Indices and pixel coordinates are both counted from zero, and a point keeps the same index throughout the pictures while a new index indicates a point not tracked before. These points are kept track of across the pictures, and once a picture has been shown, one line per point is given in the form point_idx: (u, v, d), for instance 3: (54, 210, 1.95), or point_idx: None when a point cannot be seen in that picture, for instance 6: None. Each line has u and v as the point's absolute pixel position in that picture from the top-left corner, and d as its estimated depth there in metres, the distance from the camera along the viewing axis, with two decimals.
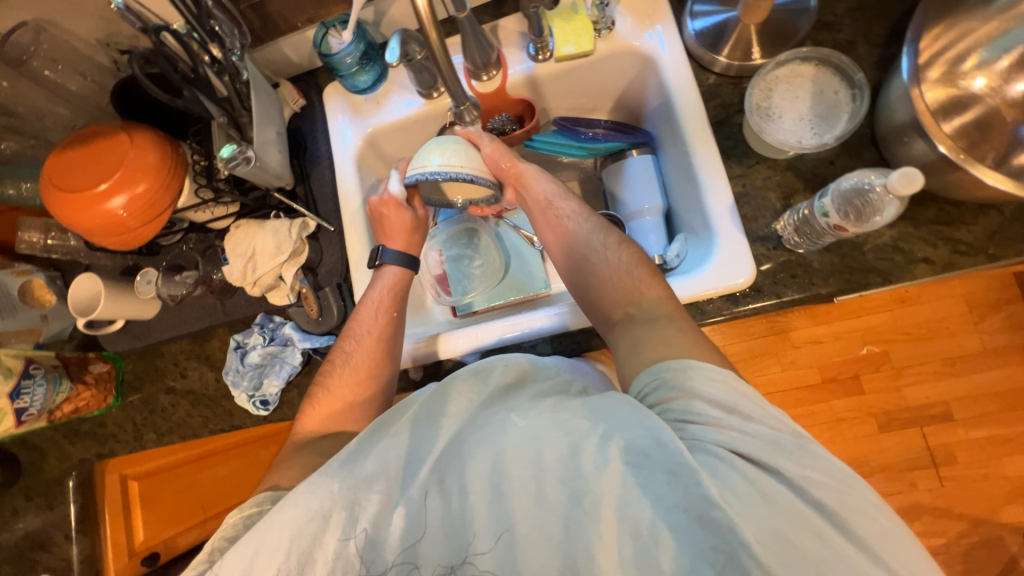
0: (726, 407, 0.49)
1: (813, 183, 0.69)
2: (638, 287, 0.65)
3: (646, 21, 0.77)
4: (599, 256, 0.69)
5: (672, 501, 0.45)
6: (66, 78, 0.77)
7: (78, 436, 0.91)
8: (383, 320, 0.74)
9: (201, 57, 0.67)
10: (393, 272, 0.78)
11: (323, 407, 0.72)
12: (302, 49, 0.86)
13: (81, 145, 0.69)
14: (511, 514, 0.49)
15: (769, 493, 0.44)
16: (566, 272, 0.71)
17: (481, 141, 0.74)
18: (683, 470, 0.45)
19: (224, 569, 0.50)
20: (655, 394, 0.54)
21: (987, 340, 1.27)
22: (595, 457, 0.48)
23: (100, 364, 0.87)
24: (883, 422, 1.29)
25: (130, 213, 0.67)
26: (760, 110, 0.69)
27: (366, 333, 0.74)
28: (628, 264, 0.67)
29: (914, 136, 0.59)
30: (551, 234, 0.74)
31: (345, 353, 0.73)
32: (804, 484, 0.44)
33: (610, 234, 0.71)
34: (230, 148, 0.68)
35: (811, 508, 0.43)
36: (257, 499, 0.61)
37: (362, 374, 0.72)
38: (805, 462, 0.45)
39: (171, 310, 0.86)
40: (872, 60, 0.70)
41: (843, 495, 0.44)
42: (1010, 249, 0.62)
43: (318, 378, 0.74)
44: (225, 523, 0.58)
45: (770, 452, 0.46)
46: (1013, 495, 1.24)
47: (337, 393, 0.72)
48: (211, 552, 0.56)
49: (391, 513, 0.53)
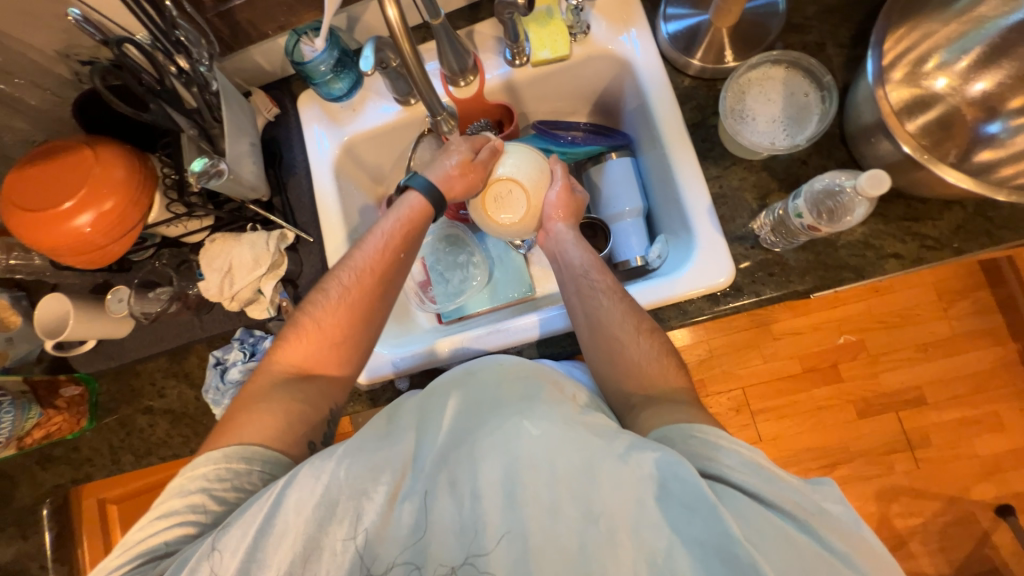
0: (754, 467, 0.49)
1: (788, 183, 0.70)
2: (662, 374, 0.63)
3: (620, 25, 0.77)
4: (628, 339, 0.66)
5: (690, 534, 0.45)
6: (24, 91, 0.73)
7: (51, 461, 0.86)
8: (389, 253, 0.72)
9: (167, 68, 0.64)
10: (414, 200, 0.74)
11: (311, 338, 0.69)
12: (274, 57, 0.84)
13: (45, 160, 0.66)
14: (529, 544, 0.48)
15: (795, 541, 0.45)
16: (587, 343, 0.69)
17: (560, 178, 0.77)
18: (702, 505, 0.45)
19: (228, 544, 0.51)
20: (680, 442, 0.53)
21: (955, 325, 1.32)
22: (611, 475, 0.48)
23: (72, 387, 0.84)
24: (861, 409, 1.33)
25: (97, 230, 0.65)
26: (735, 113, 0.70)
27: (362, 265, 0.71)
28: (657, 352, 0.65)
29: (881, 136, 0.60)
30: (580, 302, 0.71)
31: (337, 282, 0.71)
32: (827, 538, 0.45)
33: (641, 319, 0.67)
34: (202, 162, 0.66)
35: (836, 559, 0.44)
36: (244, 454, 0.60)
37: (354, 310, 0.69)
38: (825, 521, 0.46)
39: (146, 327, 0.83)
40: (839, 62, 0.72)
41: (861, 550, 0.46)
42: (974, 242, 0.65)
43: (304, 309, 0.71)
44: (206, 467, 0.58)
45: (794, 507, 0.47)
46: (984, 473, 1.29)
47: (321, 323, 0.69)
48: (193, 506, 0.56)
49: (396, 508, 0.52)
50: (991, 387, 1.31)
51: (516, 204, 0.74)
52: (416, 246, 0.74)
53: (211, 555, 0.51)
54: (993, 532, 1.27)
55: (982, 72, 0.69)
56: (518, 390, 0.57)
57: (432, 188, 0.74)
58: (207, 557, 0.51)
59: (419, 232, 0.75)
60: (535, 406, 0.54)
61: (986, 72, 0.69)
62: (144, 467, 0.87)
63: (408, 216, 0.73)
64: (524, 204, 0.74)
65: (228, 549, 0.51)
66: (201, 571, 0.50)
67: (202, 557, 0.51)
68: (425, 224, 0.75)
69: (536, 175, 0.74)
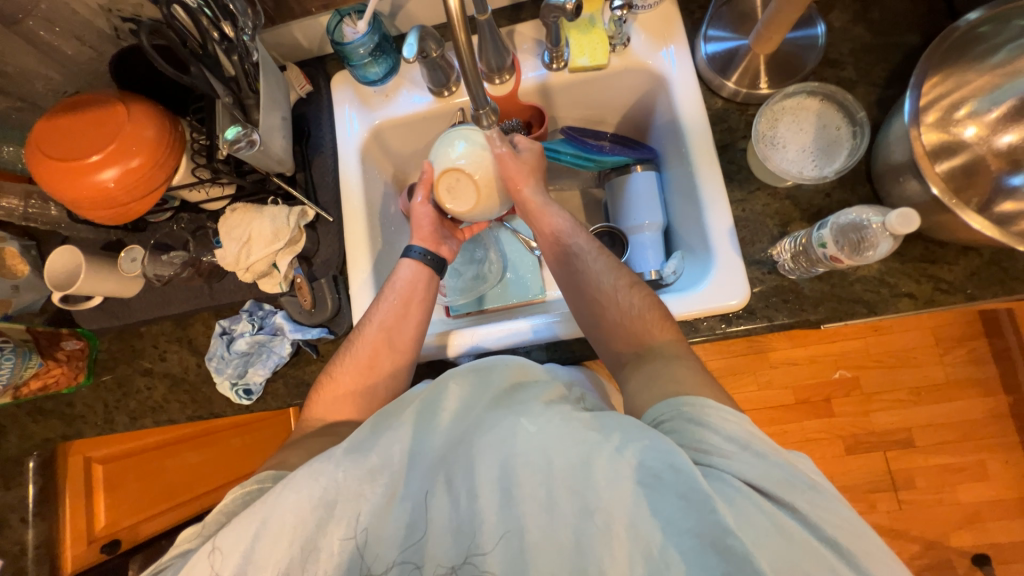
0: (743, 442, 0.48)
1: (810, 214, 0.71)
2: (649, 331, 0.64)
3: (660, 41, 0.78)
4: (609, 298, 0.67)
5: (683, 525, 0.44)
6: (63, 41, 0.73)
7: (42, 414, 0.86)
8: (393, 311, 0.73)
9: (211, 34, 0.63)
10: (411, 265, 0.77)
11: (329, 391, 0.71)
12: (313, 34, 0.85)
13: (77, 110, 0.66)
14: (522, 526, 0.49)
15: (786, 528, 0.43)
16: (571, 308, 0.71)
17: (501, 146, 0.73)
18: (696, 495, 0.44)
19: (225, 544, 0.50)
20: (672, 422, 0.52)
21: (950, 371, 1.34)
22: (607, 471, 0.48)
23: (74, 341, 0.83)
24: (850, 445, 1.34)
25: (121, 185, 0.65)
26: (765, 139, 0.71)
27: (372, 324, 0.72)
28: (640, 308, 0.66)
29: (910, 176, 0.61)
30: (562, 269, 0.74)
31: (351, 344, 0.72)
32: (818, 524, 0.44)
33: (621, 275, 0.69)
34: (235, 130, 0.66)
35: (825, 546, 0.43)
36: (256, 476, 0.60)
37: (363, 367, 0.70)
38: (817, 502, 0.45)
39: (155, 289, 0.83)
40: (872, 100, 0.73)
41: (854, 534, 0.44)
42: (987, 290, 0.66)
43: (325, 367, 0.74)
44: (224, 498, 0.57)
45: (785, 489, 0.45)
46: (966, 521, 1.30)
47: (340, 380, 0.71)
48: (204, 525, 0.56)
49: (393, 509, 0.53)
50: (982, 435, 1.32)
51: (466, 194, 0.73)
52: (424, 304, 0.76)
53: (211, 554, 0.50)
54: None
55: (1010, 125, 0.70)
56: (514, 391, 0.58)
57: (424, 252, 0.78)
58: (207, 556, 0.50)
59: (422, 288, 0.76)
60: (531, 405, 0.54)
61: (1014, 125, 0.70)
62: (136, 430, 0.86)
63: (417, 277, 0.76)
64: (473, 193, 0.73)
65: (226, 549, 0.50)
66: (201, 571, 0.49)
67: (202, 556, 0.50)
68: (430, 284, 0.78)
69: (477, 159, 0.72)
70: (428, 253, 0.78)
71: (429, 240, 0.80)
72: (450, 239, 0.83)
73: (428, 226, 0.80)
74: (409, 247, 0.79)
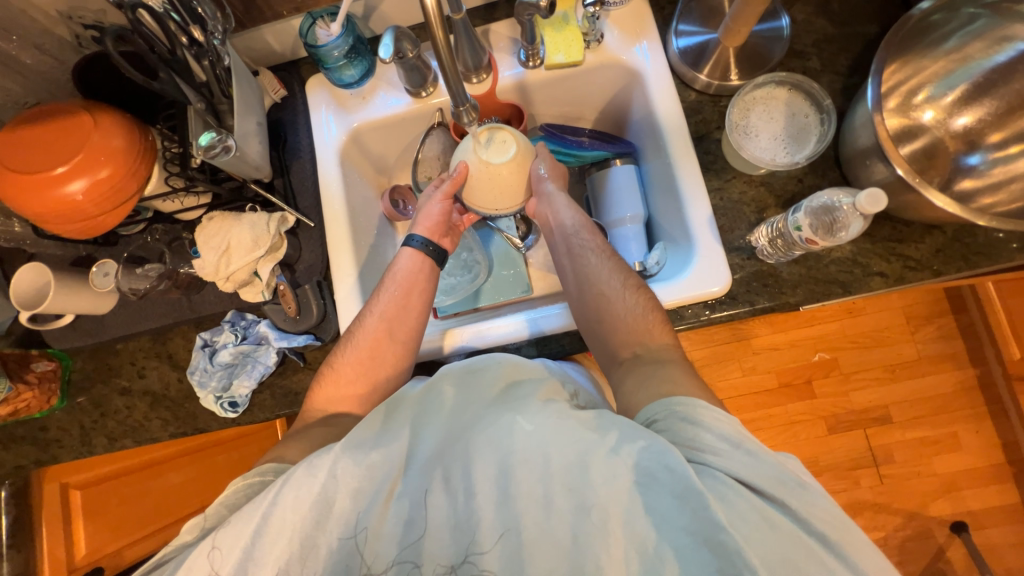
0: (735, 441, 0.49)
1: (784, 200, 0.74)
2: (648, 331, 0.66)
3: (633, 37, 0.80)
4: (615, 295, 0.69)
5: (679, 523, 0.45)
6: (21, 50, 0.70)
7: (15, 441, 0.83)
8: (394, 301, 0.72)
9: (179, 39, 0.62)
10: (411, 253, 0.77)
11: (329, 380, 0.69)
12: (285, 37, 0.83)
13: (39, 122, 0.63)
14: (519, 521, 0.49)
15: (776, 523, 0.44)
16: (575, 299, 0.72)
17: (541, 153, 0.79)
18: (691, 494, 0.45)
19: (225, 543, 0.49)
20: (668, 424, 0.53)
21: (922, 348, 1.39)
22: (603, 470, 0.48)
23: (44, 361, 0.79)
24: (832, 424, 1.39)
25: (90, 198, 0.62)
26: (740, 128, 0.73)
27: (373, 315, 0.71)
28: (644, 308, 0.67)
29: (876, 160, 0.64)
30: (571, 262, 0.76)
31: (350, 336, 0.71)
32: (807, 519, 0.45)
33: (628, 277, 0.71)
34: (209, 136, 0.64)
35: (812, 539, 0.44)
36: (257, 467, 0.59)
37: (364, 357, 0.70)
38: (806, 497, 0.46)
39: (130, 304, 0.80)
40: (837, 88, 0.76)
41: (841, 529, 0.45)
42: (951, 265, 0.69)
43: (325, 359, 0.73)
44: (225, 490, 0.57)
45: (776, 487, 0.46)
46: (943, 490, 1.35)
47: (342, 371, 0.70)
48: (206, 516, 0.55)
49: (391, 506, 0.52)
50: (953, 408, 1.38)
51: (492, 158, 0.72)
52: (423, 300, 0.75)
53: (211, 553, 0.49)
54: (947, 548, 1.33)
55: (965, 108, 0.74)
56: (510, 391, 0.58)
57: (425, 240, 0.78)
58: (207, 552, 0.49)
59: (424, 280, 0.76)
60: (528, 403, 0.55)
61: (969, 107, 0.74)
62: (115, 451, 0.83)
63: (416, 267, 0.76)
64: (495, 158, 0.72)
65: (226, 548, 0.49)
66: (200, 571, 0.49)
67: (201, 555, 0.49)
68: (431, 273, 0.77)
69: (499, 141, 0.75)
70: (430, 243, 0.78)
71: (432, 233, 0.79)
72: (451, 231, 0.83)
73: (437, 221, 0.79)
74: (411, 234, 0.79)
